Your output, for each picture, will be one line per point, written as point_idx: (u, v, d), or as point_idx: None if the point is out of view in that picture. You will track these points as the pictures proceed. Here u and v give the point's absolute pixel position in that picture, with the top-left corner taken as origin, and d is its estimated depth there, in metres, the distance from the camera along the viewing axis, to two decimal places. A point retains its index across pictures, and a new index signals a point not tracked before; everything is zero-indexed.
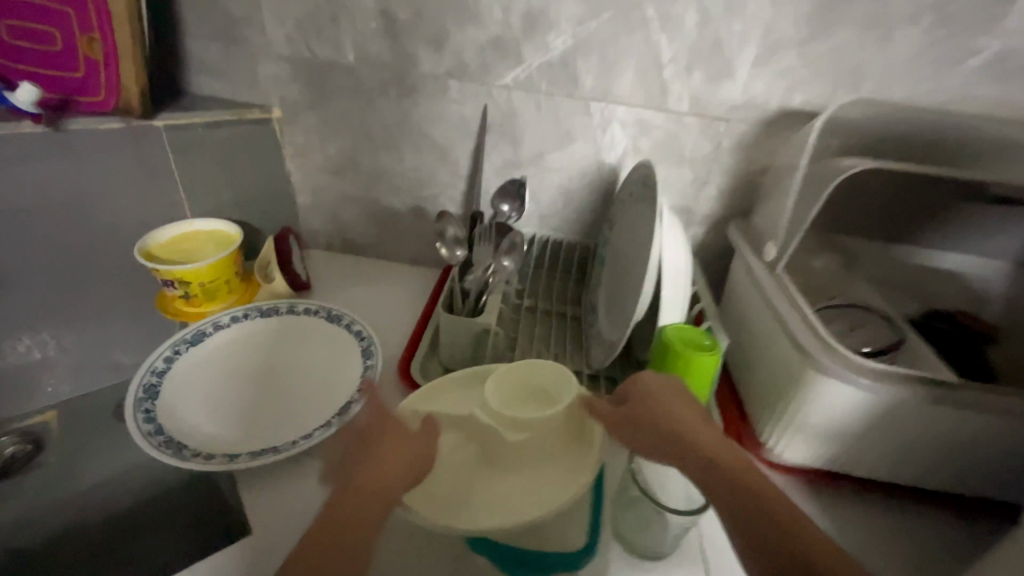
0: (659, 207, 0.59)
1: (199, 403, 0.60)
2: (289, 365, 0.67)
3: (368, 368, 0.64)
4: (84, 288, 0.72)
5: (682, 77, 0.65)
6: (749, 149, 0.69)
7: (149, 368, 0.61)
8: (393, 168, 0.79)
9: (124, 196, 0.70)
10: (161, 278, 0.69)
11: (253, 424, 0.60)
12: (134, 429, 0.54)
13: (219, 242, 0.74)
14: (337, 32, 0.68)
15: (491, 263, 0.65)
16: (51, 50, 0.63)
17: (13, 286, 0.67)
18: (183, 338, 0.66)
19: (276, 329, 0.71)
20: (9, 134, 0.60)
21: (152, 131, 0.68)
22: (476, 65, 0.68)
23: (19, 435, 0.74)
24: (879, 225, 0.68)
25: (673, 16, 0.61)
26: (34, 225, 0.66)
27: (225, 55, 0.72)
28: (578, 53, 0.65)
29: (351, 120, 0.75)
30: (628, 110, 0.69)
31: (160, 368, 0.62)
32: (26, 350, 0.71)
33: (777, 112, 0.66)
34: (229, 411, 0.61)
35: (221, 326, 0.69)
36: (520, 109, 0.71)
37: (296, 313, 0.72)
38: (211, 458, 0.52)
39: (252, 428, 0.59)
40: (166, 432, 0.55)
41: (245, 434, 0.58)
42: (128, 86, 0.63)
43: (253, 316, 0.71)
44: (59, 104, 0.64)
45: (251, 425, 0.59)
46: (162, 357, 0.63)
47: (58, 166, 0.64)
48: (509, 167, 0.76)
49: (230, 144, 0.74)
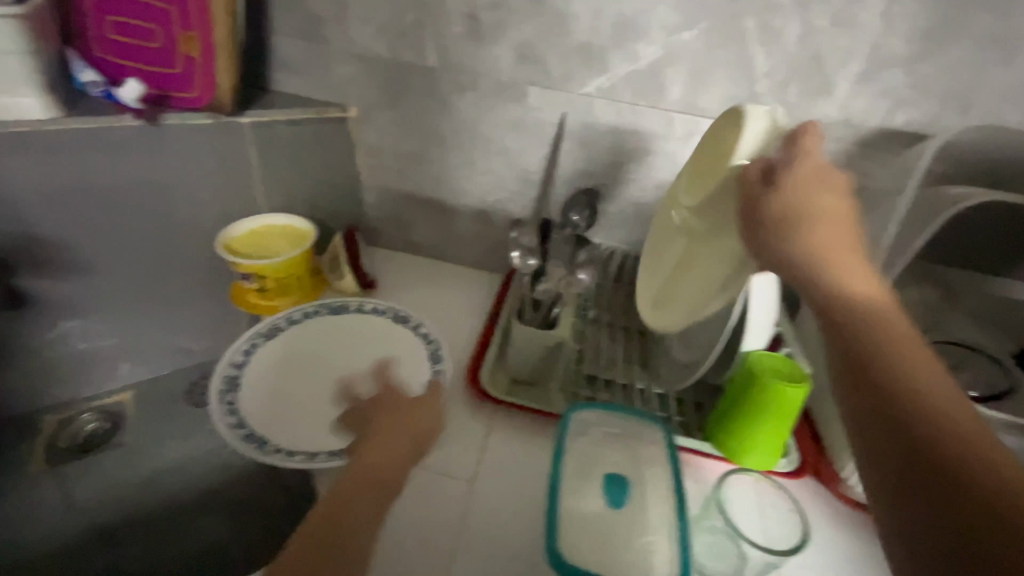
0: None
1: (274, 399, 0.61)
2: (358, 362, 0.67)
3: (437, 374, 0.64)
4: (163, 277, 0.75)
5: (776, 91, 0.63)
6: (841, 169, 0.66)
7: (228, 361, 0.63)
8: (462, 172, 0.78)
9: (206, 189, 0.71)
10: (240, 270, 0.71)
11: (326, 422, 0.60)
12: (219, 422, 0.57)
13: (293, 237, 0.75)
14: (421, 35, 0.67)
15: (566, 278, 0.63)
16: (149, 46, 0.64)
17: (103, 271, 0.71)
18: (259, 331, 0.67)
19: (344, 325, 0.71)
20: (109, 125, 0.63)
21: (238, 126, 0.69)
22: (559, 72, 0.67)
23: (98, 412, 0.78)
24: (981, 257, 0.64)
25: (773, 28, 0.59)
26: (125, 215, 0.68)
27: (307, 53, 0.72)
28: (668, 63, 0.63)
29: (425, 122, 0.74)
30: (713, 123, 0.66)
31: (239, 360, 0.63)
32: (109, 332, 0.75)
33: (875, 131, 0.63)
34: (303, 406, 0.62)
35: (293, 320, 0.69)
36: (600, 118, 0.69)
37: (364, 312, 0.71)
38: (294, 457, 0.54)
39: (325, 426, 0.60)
40: (248, 426, 0.58)
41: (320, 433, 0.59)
42: (221, 82, 0.65)
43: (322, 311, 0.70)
44: (156, 98, 0.66)
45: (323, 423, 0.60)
46: (240, 349, 0.64)
47: (150, 159, 0.66)
48: (583, 175, 0.74)
49: (306, 142, 0.75)
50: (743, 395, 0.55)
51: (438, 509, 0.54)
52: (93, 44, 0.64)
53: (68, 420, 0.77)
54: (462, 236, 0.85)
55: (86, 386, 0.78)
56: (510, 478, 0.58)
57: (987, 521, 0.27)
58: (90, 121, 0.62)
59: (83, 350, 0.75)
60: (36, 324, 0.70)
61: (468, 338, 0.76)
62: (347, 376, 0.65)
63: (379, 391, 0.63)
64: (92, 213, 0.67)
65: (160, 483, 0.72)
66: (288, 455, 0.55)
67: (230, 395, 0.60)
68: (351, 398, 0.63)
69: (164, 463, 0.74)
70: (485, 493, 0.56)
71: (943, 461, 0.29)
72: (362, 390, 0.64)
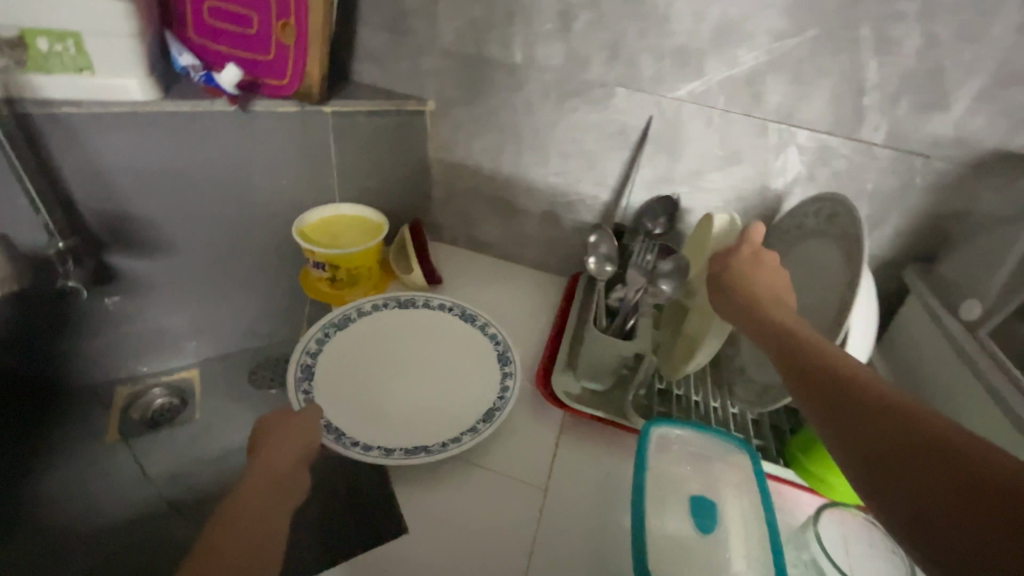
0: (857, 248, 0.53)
1: (347, 390, 0.61)
2: (425, 358, 0.66)
3: (508, 377, 0.63)
4: (238, 259, 0.76)
5: (884, 105, 0.59)
6: (946, 190, 0.62)
7: (303, 348, 0.63)
8: (535, 172, 0.76)
9: (285, 176, 0.72)
10: (312, 259, 0.71)
11: (397, 417, 0.60)
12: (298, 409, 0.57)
13: (364, 228, 0.75)
14: (510, 31, 0.66)
15: (643, 286, 0.61)
16: (245, 32, 0.65)
17: (182, 251, 0.72)
18: (332, 321, 0.67)
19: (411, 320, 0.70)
20: (203, 109, 0.63)
21: (321, 115, 0.69)
22: (650, 74, 0.64)
23: (167, 388, 0.80)
24: None
25: (890, 38, 0.55)
26: (207, 198, 0.70)
27: (392, 45, 0.72)
28: (768, 70, 0.60)
29: (504, 120, 0.73)
30: (810, 135, 0.63)
31: (313, 349, 0.63)
32: (183, 310, 0.77)
33: (991, 153, 0.59)
34: (374, 400, 0.61)
35: (362, 312, 0.69)
36: (688, 124, 0.66)
37: (430, 308, 0.71)
38: (371, 452, 0.54)
39: (397, 421, 0.59)
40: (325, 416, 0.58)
41: (392, 428, 0.58)
42: (311, 71, 0.65)
43: (391, 306, 0.70)
44: (248, 85, 0.67)
45: (394, 418, 0.60)
46: (314, 338, 0.64)
47: (236, 144, 0.67)
48: (662, 181, 0.72)
49: (383, 133, 0.75)
50: None
51: (509, 512, 0.54)
52: (191, 29, 0.66)
53: (139, 393, 0.80)
54: (527, 236, 0.83)
55: (157, 360, 0.80)
56: (583, 490, 0.56)
57: (896, 435, 0.32)
58: (185, 104, 0.62)
59: (158, 326, 0.77)
60: (116, 298, 0.72)
61: (533, 340, 0.74)
62: (415, 372, 0.65)
63: (449, 390, 0.63)
64: (177, 195, 0.68)
65: (227, 461, 0.74)
66: (365, 449, 0.55)
67: (305, 383, 0.60)
68: (420, 395, 0.62)
69: (234, 442, 0.77)
70: (557, 504, 0.55)
71: (852, 400, 0.36)
72: (431, 388, 0.63)
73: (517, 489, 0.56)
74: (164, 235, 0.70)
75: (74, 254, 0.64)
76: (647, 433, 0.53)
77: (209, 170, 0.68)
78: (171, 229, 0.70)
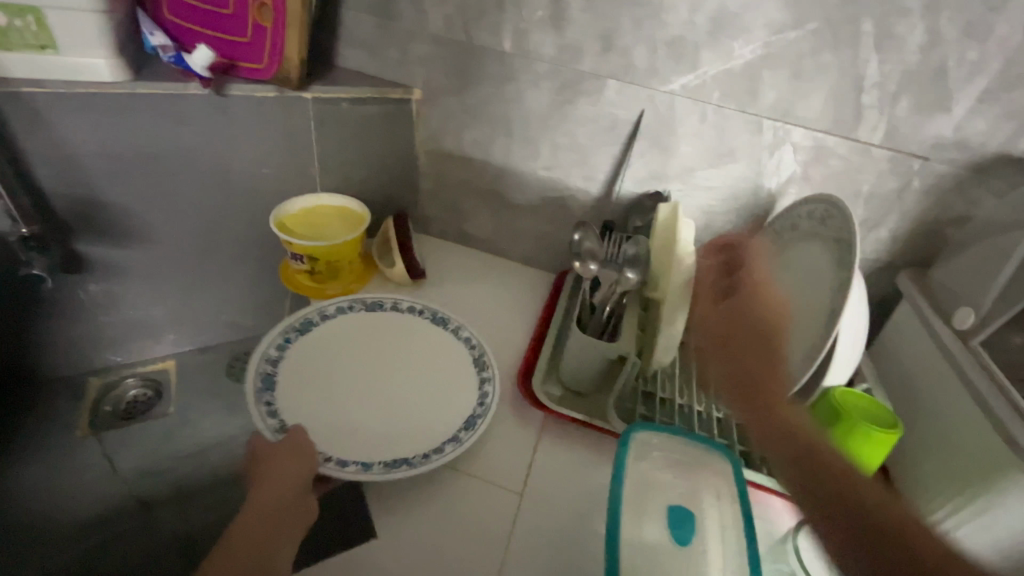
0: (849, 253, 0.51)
1: (315, 400, 0.58)
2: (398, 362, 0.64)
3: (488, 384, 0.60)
4: (216, 249, 0.74)
5: (884, 104, 0.57)
6: (945, 194, 0.60)
7: (262, 356, 0.59)
8: (524, 165, 0.74)
9: (263, 165, 0.70)
10: (291, 251, 0.69)
11: (369, 426, 0.57)
12: (258, 423, 0.54)
13: (346, 220, 0.73)
14: (499, 17, 0.63)
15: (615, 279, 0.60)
16: (221, 13, 0.63)
17: (156, 241, 0.70)
18: (293, 325, 0.63)
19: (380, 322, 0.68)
20: (176, 93, 0.61)
21: (301, 101, 0.66)
22: (644, 67, 0.62)
23: (141, 379, 0.79)
24: None
25: (893, 34, 0.53)
26: (182, 186, 0.67)
27: (378, 29, 0.69)
28: (766, 66, 0.58)
29: (491, 110, 0.71)
30: (807, 134, 0.61)
31: (273, 355, 0.60)
32: (158, 301, 0.75)
33: (992, 156, 0.57)
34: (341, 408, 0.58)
35: (327, 315, 0.66)
36: (682, 119, 0.64)
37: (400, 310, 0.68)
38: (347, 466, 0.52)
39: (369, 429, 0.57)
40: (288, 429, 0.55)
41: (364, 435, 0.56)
42: (290, 55, 0.62)
43: (358, 308, 0.67)
44: (224, 68, 0.64)
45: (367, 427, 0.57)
46: (273, 343, 0.61)
47: (211, 130, 0.65)
48: (654, 178, 0.70)
49: (367, 122, 0.72)
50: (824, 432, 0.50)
51: (484, 518, 0.52)
52: (165, 7, 0.63)
53: (113, 383, 0.78)
54: (515, 231, 0.81)
55: (131, 351, 0.78)
56: (562, 495, 0.55)
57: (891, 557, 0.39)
58: (156, 87, 0.60)
59: (132, 318, 0.75)
60: (87, 287, 0.70)
61: (518, 339, 0.73)
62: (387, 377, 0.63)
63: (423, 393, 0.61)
64: (150, 182, 0.65)
65: (201, 457, 0.72)
66: (342, 465, 0.52)
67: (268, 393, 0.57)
68: (394, 401, 0.60)
69: (207, 437, 0.74)
70: (534, 510, 0.53)
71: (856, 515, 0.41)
72: (406, 393, 0.61)
73: (493, 494, 0.54)
74: (137, 224, 0.68)
75: (40, 240, 0.61)
76: (627, 439, 0.52)
77: (182, 156, 0.65)
78: (143, 216, 0.68)
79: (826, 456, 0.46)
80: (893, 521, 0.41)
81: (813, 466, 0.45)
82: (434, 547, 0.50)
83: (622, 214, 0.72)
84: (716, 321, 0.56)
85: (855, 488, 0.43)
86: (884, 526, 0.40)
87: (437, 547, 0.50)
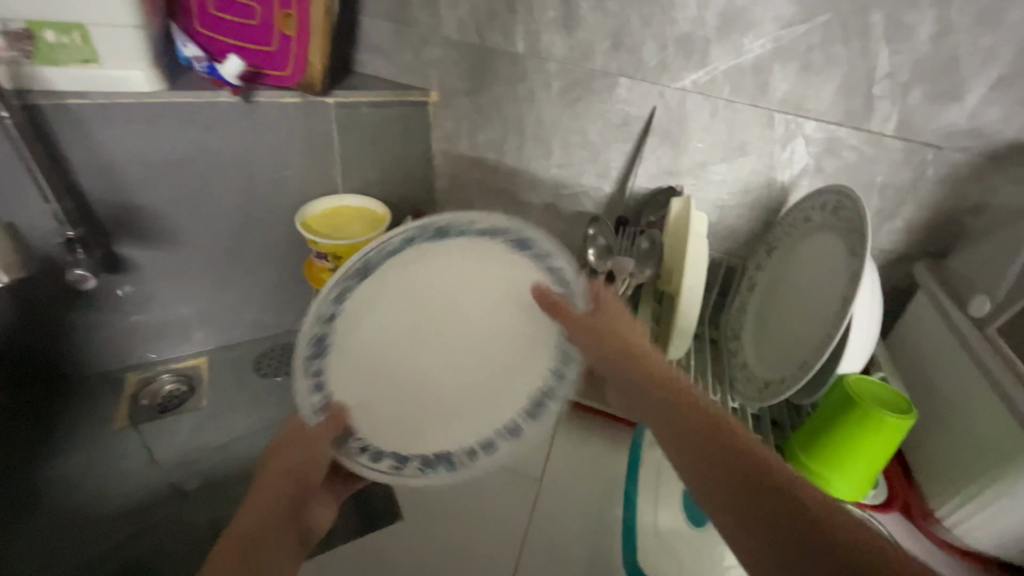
0: (861, 241, 0.52)
1: (369, 369, 0.52)
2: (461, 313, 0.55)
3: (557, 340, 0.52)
4: (244, 249, 0.78)
5: (896, 94, 0.57)
6: (960, 183, 0.60)
7: (315, 315, 0.51)
8: (538, 163, 0.76)
9: (287, 168, 0.73)
10: (315, 250, 0.72)
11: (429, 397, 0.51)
12: (302, 400, 0.48)
13: (367, 219, 0.76)
14: (512, 20, 0.65)
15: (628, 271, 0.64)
16: (249, 24, 0.66)
17: (188, 242, 0.74)
18: (351, 273, 0.54)
19: (427, 269, 0.56)
20: (208, 100, 0.64)
21: (324, 107, 0.70)
22: (654, 64, 0.63)
23: (175, 375, 0.82)
24: None
25: (903, 24, 0.54)
26: (212, 189, 0.71)
27: (396, 36, 0.72)
28: (776, 59, 0.59)
29: (506, 110, 0.73)
30: (819, 125, 0.62)
31: (327, 313, 0.52)
32: (190, 299, 0.79)
33: (1008, 144, 0.57)
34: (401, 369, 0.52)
35: (386, 250, 0.55)
36: (693, 114, 0.65)
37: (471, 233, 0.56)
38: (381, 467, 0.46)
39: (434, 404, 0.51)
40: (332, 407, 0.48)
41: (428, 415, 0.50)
42: (313, 62, 0.65)
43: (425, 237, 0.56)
44: (251, 76, 0.67)
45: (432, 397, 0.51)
46: (329, 296, 0.53)
47: (240, 135, 0.68)
48: (666, 174, 0.71)
49: (387, 125, 0.75)
50: (837, 418, 0.51)
51: (503, 504, 0.55)
52: (197, 20, 0.67)
53: (149, 378, 0.81)
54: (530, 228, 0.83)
55: (166, 348, 0.82)
56: (579, 482, 0.57)
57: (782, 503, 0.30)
58: (190, 96, 0.63)
59: (166, 317, 0.79)
60: (126, 288, 0.74)
61: None
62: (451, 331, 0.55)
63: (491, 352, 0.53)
64: (182, 185, 0.69)
65: (232, 448, 0.75)
66: (374, 461, 0.46)
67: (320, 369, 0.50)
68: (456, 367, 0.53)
69: (238, 430, 0.78)
70: (552, 497, 0.55)
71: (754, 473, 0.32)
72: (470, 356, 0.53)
73: (512, 480, 0.57)
74: (171, 226, 0.72)
75: (84, 241, 0.64)
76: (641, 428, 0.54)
77: (214, 161, 0.69)
78: (178, 219, 0.71)
79: (650, 381, 0.41)
80: (739, 439, 0.35)
81: (674, 419, 0.37)
82: (457, 530, 0.52)
83: (635, 209, 0.74)
84: (573, 317, 0.49)
85: (722, 433, 0.35)
86: (754, 465, 0.32)
87: (459, 530, 0.52)
